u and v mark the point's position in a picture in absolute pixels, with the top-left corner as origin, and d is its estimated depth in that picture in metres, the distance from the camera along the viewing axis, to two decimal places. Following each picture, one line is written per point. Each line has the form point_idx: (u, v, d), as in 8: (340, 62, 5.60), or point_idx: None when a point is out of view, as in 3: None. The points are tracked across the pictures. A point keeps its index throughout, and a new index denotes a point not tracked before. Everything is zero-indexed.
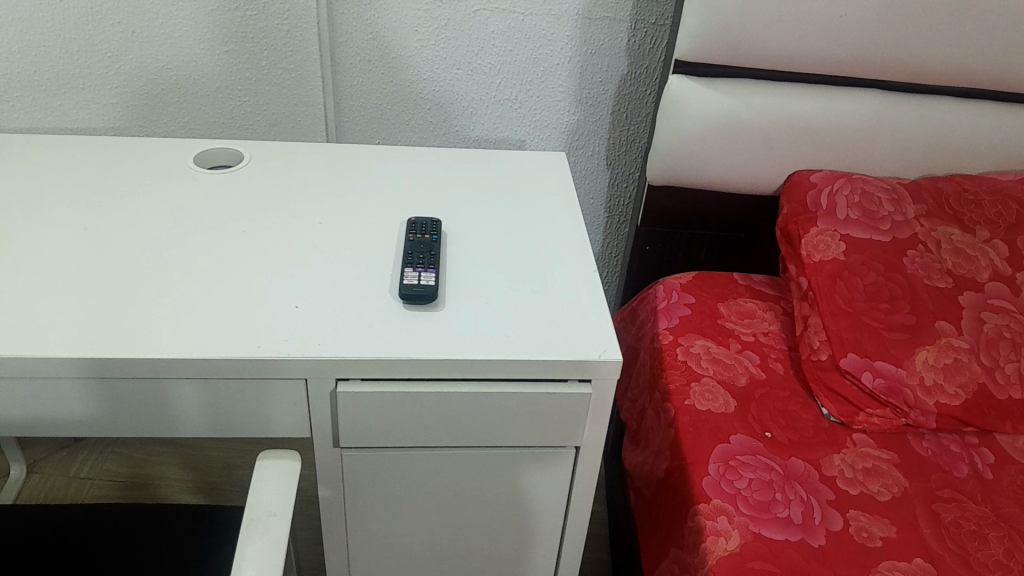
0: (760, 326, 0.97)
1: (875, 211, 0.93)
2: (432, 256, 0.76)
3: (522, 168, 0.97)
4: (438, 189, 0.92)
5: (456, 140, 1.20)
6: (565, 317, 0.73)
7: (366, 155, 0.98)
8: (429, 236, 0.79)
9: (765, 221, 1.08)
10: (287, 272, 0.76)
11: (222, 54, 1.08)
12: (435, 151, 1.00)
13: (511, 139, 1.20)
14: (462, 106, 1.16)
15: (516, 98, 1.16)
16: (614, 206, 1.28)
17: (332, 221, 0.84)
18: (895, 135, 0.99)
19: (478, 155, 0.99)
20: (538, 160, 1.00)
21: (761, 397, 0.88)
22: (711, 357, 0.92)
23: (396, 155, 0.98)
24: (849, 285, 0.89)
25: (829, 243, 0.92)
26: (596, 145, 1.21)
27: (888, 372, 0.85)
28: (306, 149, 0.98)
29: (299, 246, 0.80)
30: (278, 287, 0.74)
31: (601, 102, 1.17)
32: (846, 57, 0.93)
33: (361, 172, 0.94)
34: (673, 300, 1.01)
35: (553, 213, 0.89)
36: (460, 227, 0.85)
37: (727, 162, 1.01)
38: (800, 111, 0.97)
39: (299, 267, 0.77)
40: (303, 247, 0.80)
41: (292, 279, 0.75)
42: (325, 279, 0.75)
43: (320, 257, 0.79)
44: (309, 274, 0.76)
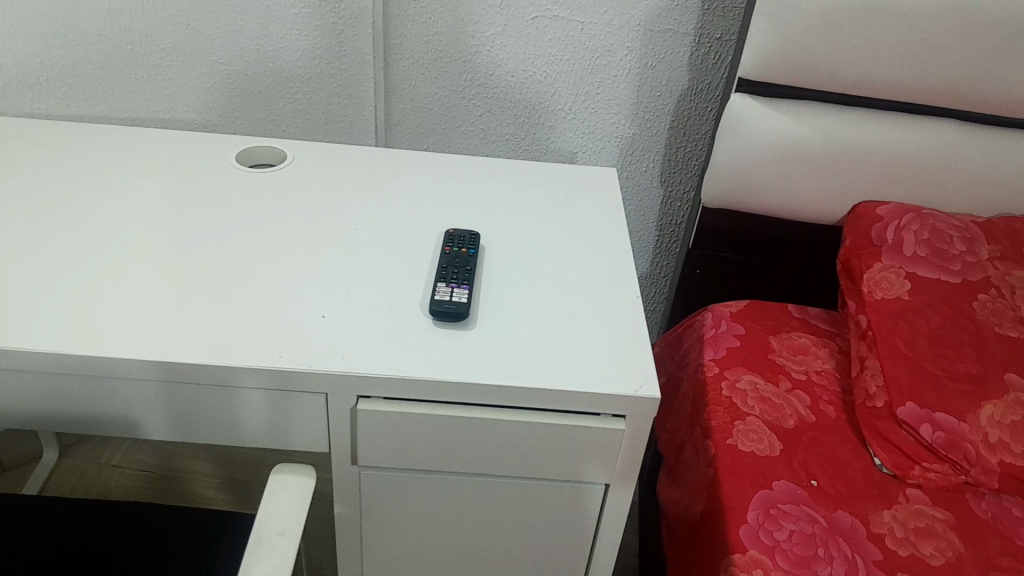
0: (813, 364, 0.91)
1: (944, 249, 0.87)
2: (469, 271, 0.73)
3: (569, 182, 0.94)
4: (480, 200, 0.89)
5: (506, 148, 1.19)
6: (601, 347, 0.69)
7: (410, 159, 0.95)
8: (466, 249, 0.76)
9: (825, 253, 1.02)
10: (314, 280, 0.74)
11: (275, 51, 1.08)
12: (480, 159, 0.97)
13: (563, 151, 1.19)
14: (514, 113, 1.16)
15: (570, 109, 1.15)
16: (665, 226, 1.24)
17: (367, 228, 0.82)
18: (971, 169, 0.92)
19: (524, 166, 0.96)
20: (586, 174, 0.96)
21: (809, 441, 0.82)
22: (757, 394, 0.87)
23: (440, 160, 0.96)
24: (911, 327, 0.84)
25: (893, 280, 0.87)
26: (651, 161, 1.18)
27: (949, 425, 0.79)
28: (351, 150, 0.96)
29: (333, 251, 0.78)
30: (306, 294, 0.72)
31: (659, 117, 1.14)
32: (921, 84, 0.88)
33: (403, 176, 0.92)
34: (722, 330, 0.96)
35: (597, 232, 0.85)
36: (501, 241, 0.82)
37: (790, 189, 0.96)
38: (871, 138, 0.91)
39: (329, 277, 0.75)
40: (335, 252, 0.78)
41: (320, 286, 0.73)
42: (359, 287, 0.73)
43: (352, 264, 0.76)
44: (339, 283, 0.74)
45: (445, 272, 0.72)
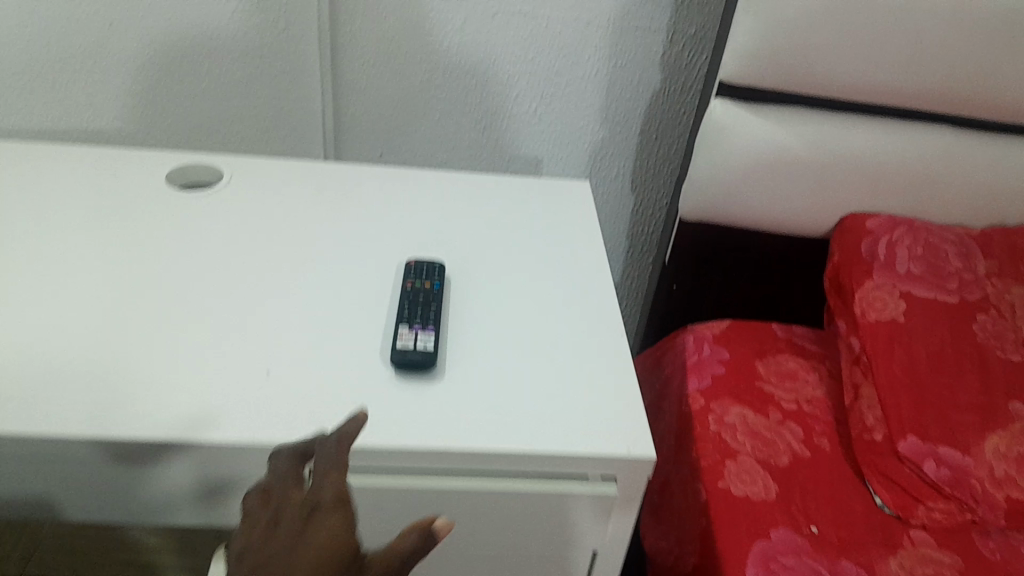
0: (804, 391, 0.86)
1: (940, 266, 0.82)
2: (434, 312, 0.65)
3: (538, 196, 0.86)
4: (444, 219, 0.80)
5: (467, 154, 1.11)
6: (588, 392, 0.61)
7: (365, 174, 0.87)
8: (429, 283, 0.67)
9: (810, 267, 0.96)
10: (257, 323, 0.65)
11: (209, 51, 0.98)
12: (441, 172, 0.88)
13: (527, 157, 1.10)
14: (474, 117, 1.07)
15: (534, 113, 1.07)
16: (637, 234, 1.17)
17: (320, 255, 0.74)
18: (966, 178, 0.87)
19: (490, 179, 0.88)
20: (557, 188, 0.88)
21: (805, 480, 0.76)
22: (747, 428, 0.81)
23: (398, 173, 0.87)
24: (909, 352, 0.78)
25: (887, 300, 0.81)
26: (621, 166, 1.10)
27: (953, 461, 0.73)
28: (299, 163, 0.86)
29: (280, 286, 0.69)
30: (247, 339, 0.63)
31: (629, 120, 1.06)
32: (917, 89, 0.81)
33: (359, 194, 0.83)
34: (705, 355, 0.89)
35: (573, 254, 0.77)
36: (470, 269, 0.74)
37: (775, 201, 0.89)
38: (862, 147, 0.85)
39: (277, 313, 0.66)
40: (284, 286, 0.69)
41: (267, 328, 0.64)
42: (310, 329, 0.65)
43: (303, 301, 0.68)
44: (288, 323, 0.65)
45: (407, 314, 0.64)
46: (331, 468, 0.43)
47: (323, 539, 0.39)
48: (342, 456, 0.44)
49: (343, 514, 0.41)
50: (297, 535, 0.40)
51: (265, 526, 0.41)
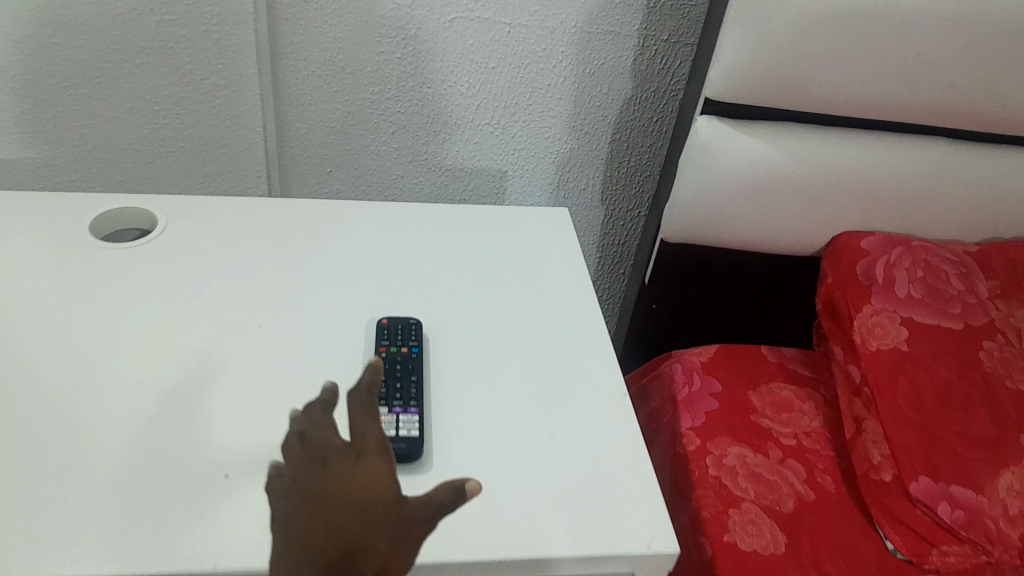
0: (801, 424, 0.81)
1: (941, 288, 0.78)
2: (415, 384, 0.58)
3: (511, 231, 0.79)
4: (412, 266, 0.73)
5: (425, 169, 1.02)
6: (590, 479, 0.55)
7: (321, 213, 0.79)
8: (407, 348, 0.60)
9: (793, 289, 0.91)
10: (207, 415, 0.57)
11: (134, 69, 0.88)
12: (406, 206, 0.81)
13: (490, 171, 1.03)
14: (433, 130, 0.99)
15: (497, 123, 0.99)
16: (609, 247, 1.10)
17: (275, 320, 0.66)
18: (965, 193, 0.82)
19: (460, 212, 0.81)
20: (530, 220, 0.81)
21: (813, 526, 0.72)
22: (747, 471, 0.76)
23: (359, 210, 0.80)
24: (914, 383, 0.74)
25: (888, 327, 0.77)
26: (591, 177, 1.04)
27: (967, 501, 0.69)
28: (246, 206, 0.78)
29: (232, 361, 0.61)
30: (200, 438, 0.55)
31: (599, 129, 0.99)
32: (915, 101, 0.76)
33: (315, 240, 0.75)
34: (696, 389, 0.84)
35: (556, 302, 0.71)
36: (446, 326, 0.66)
37: (764, 221, 0.84)
38: (857, 163, 0.80)
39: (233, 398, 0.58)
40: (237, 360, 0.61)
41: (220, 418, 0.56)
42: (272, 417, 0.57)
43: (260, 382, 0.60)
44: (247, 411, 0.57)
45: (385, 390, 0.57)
46: (365, 422, 0.44)
47: (366, 481, 0.41)
48: (374, 408, 0.44)
49: (378, 454, 0.42)
50: (344, 476, 0.41)
51: (310, 464, 0.43)
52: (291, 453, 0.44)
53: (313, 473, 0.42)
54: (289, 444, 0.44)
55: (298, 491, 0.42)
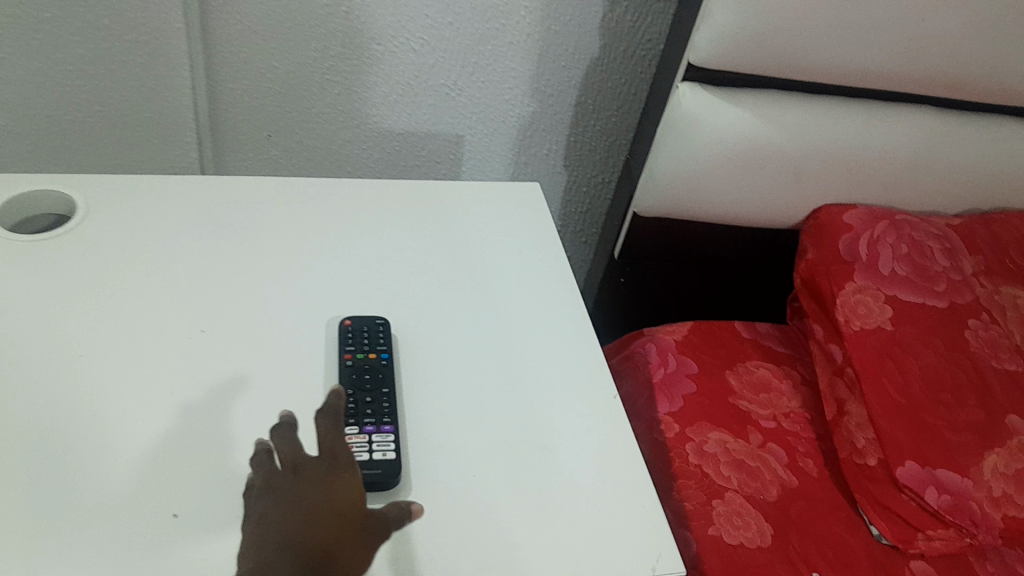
0: (780, 404, 0.79)
1: (926, 266, 0.76)
2: (387, 398, 0.53)
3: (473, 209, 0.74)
4: (367, 254, 0.67)
5: (375, 134, 0.94)
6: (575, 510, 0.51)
7: (259, 191, 0.71)
8: (375, 354, 0.55)
9: (762, 261, 0.89)
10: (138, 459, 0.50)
11: (41, 22, 0.78)
12: (361, 183, 0.75)
13: (446, 135, 0.95)
14: (384, 91, 0.90)
15: (454, 84, 0.91)
16: (571, 214, 1.05)
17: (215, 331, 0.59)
18: (945, 164, 0.80)
19: (418, 189, 0.75)
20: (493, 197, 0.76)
21: (798, 516, 0.70)
22: (729, 458, 0.73)
23: (308, 188, 0.73)
24: (899, 365, 0.72)
25: (871, 306, 0.75)
26: (554, 142, 0.97)
27: (953, 486, 0.67)
28: (170, 184, 0.70)
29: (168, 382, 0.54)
30: (138, 479, 0.48)
31: (563, 91, 0.93)
32: (908, 70, 0.72)
33: (256, 224, 0.68)
34: (672, 370, 0.80)
35: (527, 294, 0.66)
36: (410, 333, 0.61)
37: (743, 193, 0.81)
38: (841, 134, 0.77)
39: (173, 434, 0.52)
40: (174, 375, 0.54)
41: (162, 452, 0.50)
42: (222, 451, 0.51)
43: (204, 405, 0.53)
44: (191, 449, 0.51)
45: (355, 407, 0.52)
46: (335, 442, 0.45)
47: (334, 497, 0.42)
48: (341, 430, 0.46)
49: (352, 471, 0.44)
50: (319, 485, 0.42)
51: (282, 478, 0.43)
52: (264, 470, 0.44)
53: (287, 485, 0.43)
54: (261, 463, 0.44)
55: (271, 504, 0.42)
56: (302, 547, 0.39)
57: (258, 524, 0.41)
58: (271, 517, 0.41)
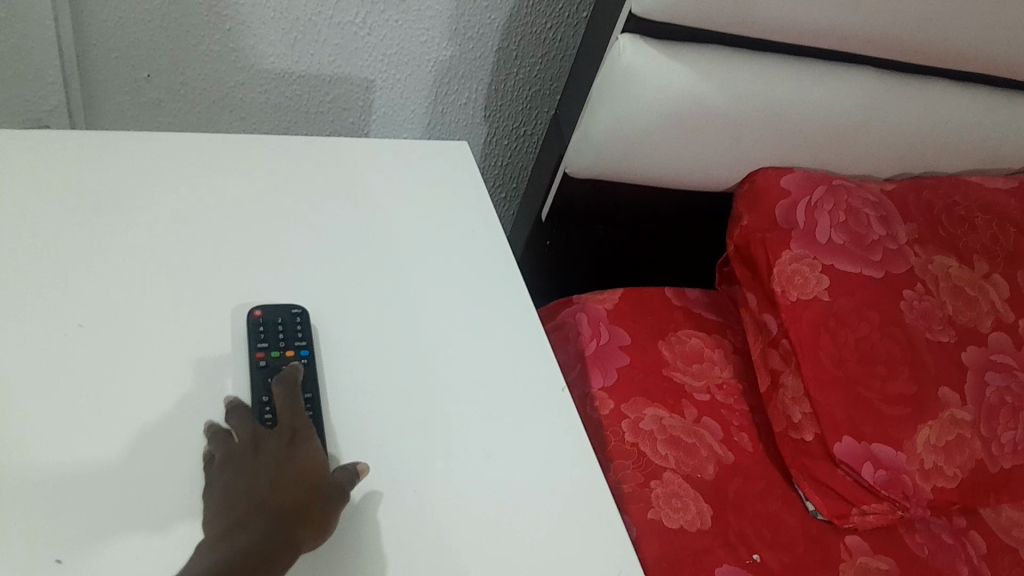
0: (713, 375, 0.77)
1: (862, 235, 0.74)
2: (309, 404, 0.50)
3: (389, 187, 0.69)
4: (273, 244, 0.61)
5: (274, 77, 0.84)
6: (525, 526, 0.49)
7: (137, 170, 0.63)
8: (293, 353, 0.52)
9: (687, 223, 0.86)
10: (9, 501, 0.43)
11: None
12: (260, 154, 0.68)
13: (355, 80, 0.86)
14: (283, 27, 0.80)
15: (364, 22, 0.81)
16: (490, 168, 0.98)
17: (92, 335, 0.51)
18: (877, 129, 0.79)
19: (326, 163, 0.69)
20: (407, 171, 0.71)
21: (735, 494, 0.68)
22: (666, 435, 0.70)
23: (201, 159, 0.66)
24: (835, 337, 0.70)
25: (808, 275, 0.72)
26: (473, 90, 0.90)
27: (888, 460, 0.67)
28: (27, 156, 0.60)
29: (37, 403, 0.47)
30: (9, 533, 0.42)
31: (485, 34, 0.85)
32: (854, 29, 0.69)
33: (135, 206, 0.60)
34: (604, 342, 0.76)
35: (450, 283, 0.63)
36: (326, 337, 0.56)
37: (679, 156, 0.77)
38: (781, 96, 0.73)
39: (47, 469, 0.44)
40: (45, 399, 0.47)
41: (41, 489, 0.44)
42: (110, 484, 0.45)
43: (84, 434, 0.46)
44: (71, 483, 0.45)
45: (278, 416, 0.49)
46: (295, 417, 0.48)
47: (302, 467, 0.46)
48: (299, 404, 0.49)
49: (310, 441, 0.47)
50: (279, 458, 0.46)
51: (243, 453, 0.46)
52: (223, 445, 0.47)
53: (249, 461, 0.46)
54: (219, 439, 0.47)
55: (231, 479, 0.45)
56: (270, 514, 0.43)
57: (221, 496, 0.44)
58: (233, 488, 0.44)
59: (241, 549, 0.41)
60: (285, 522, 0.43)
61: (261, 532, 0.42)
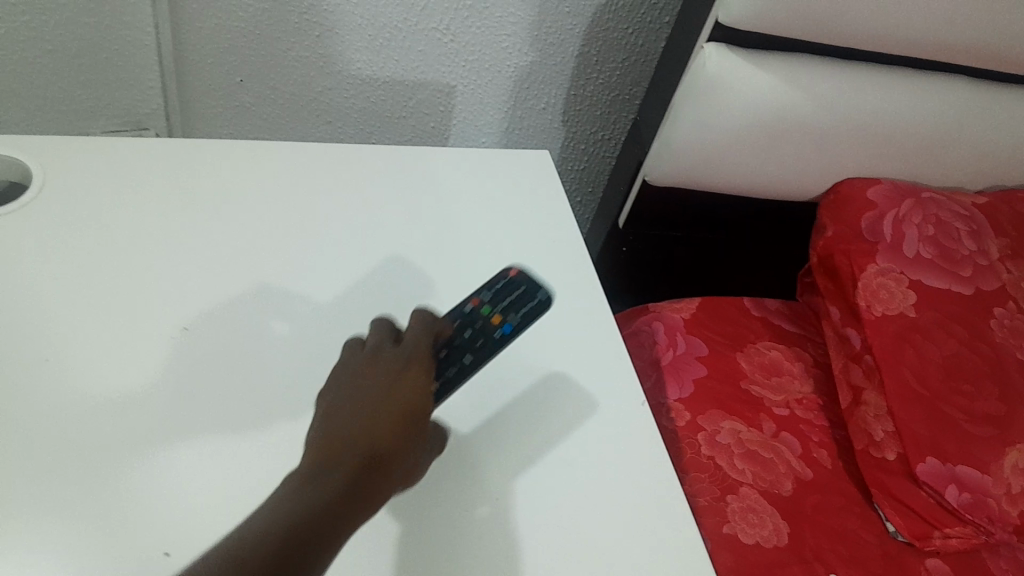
0: (791, 389, 0.76)
1: (951, 249, 0.72)
2: (461, 365, 0.51)
3: None
4: None
5: (359, 83, 0.86)
6: None
7: None
8: (495, 319, 0.53)
9: (768, 231, 0.85)
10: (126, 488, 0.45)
11: None
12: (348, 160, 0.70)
13: (436, 85, 0.87)
14: (368, 34, 0.81)
15: (447, 29, 0.82)
16: (566, 172, 0.99)
17: None
18: (969, 139, 0.76)
19: None
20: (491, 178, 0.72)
21: (813, 510, 0.68)
22: (743, 449, 0.70)
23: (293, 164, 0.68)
24: (921, 353, 0.69)
25: (893, 290, 0.71)
26: (553, 94, 0.90)
27: (972, 482, 0.65)
28: None
29: (149, 397, 0.49)
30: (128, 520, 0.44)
31: (566, 41, 0.84)
32: (950, 37, 0.67)
33: None
34: (681, 352, 0.76)
35: None
36: None
37: (762, 166, 0.76)
38: (871, 105, 0.72)
39: (156, 458, 0.46)
40: None
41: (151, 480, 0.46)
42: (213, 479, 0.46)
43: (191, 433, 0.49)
44: (180, 478, 0.46)
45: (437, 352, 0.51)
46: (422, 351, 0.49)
47: (402, 403, 0.45)
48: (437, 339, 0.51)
49: (422, 373, 0.48)
50: (384, 385, 0.46)
51: (359, 366, 0.48)
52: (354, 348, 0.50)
53: (359, 374, 0.47)
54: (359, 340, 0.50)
55: (338, 400, 0.46)
56: (361, 447, 0.42)
57: (326, 415, 0.45)
58: (338, 408, 0.45)
59: (326, 482, 0.40)
60: (371, 463, 0.42)
61: (345, 468, 0.41)
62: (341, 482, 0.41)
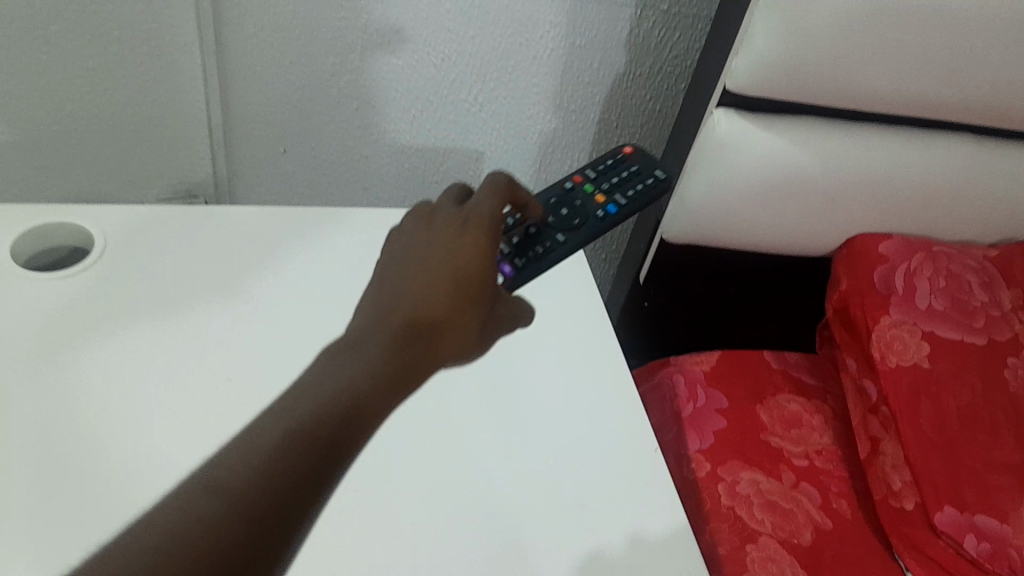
0: (812, 440, 0.78)
1: (964, 301, 0.74)
2: (558, 239, 0.61)
3: None
4: None
5: (394, 151, 0.91)
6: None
7: (277, 237, 0.71)
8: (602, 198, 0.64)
9: (787, 285, 0.88)
10: None
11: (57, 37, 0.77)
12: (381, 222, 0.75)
13: (466, 151, 0.92)
14: (401, 105, 0.87)
15: (475, 99, 0.87)
16: None
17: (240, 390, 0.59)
18: (978, 194, 0.79)
19: None
20: None
21: (833, 559, 0.69)
22: (763, 499, 0.71)
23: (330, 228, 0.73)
24: (938, 403, 0.70)
25: (907, 342, 0.72)
26: (577, 157, 0.94)
27: (991, 531, 0.65)
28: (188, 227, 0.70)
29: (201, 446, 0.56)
30: None
31: (587, 108, 0.89)
32: (952, 99, 0.70)
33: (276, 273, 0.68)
34: (701, 404, 0.79)
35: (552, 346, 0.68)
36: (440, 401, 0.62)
37: (775, 223, 0.79)
38: (878, 164, 0.75)
39: None
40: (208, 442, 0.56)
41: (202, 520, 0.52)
42: None
43: None
44: None
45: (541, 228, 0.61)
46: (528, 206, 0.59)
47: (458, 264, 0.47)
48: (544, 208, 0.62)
49: (478, 230, 0.49)
50: (445, 247, 0.49)
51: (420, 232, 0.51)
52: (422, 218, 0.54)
53: (414, 246, 0.50)
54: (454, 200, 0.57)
55: (388, 276, 0.48)
56: (411, 316, 0.45)
57: (378, 292, 0.47)
58: (387, 284, 0.47)
59: (378, 351, 0.43)
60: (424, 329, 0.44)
61: (395, 341, 0.43)
62: (388, 361, 0.42)
